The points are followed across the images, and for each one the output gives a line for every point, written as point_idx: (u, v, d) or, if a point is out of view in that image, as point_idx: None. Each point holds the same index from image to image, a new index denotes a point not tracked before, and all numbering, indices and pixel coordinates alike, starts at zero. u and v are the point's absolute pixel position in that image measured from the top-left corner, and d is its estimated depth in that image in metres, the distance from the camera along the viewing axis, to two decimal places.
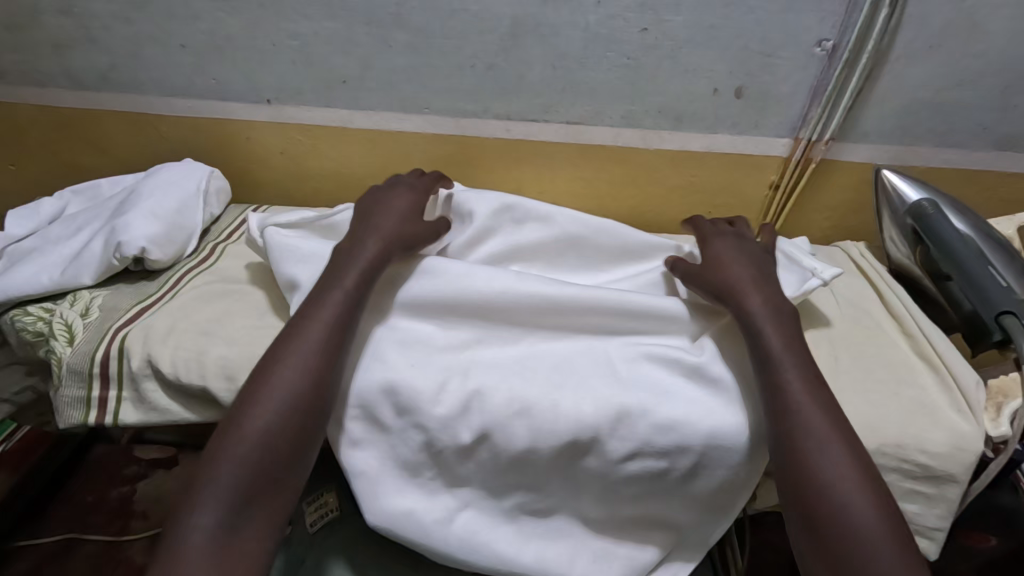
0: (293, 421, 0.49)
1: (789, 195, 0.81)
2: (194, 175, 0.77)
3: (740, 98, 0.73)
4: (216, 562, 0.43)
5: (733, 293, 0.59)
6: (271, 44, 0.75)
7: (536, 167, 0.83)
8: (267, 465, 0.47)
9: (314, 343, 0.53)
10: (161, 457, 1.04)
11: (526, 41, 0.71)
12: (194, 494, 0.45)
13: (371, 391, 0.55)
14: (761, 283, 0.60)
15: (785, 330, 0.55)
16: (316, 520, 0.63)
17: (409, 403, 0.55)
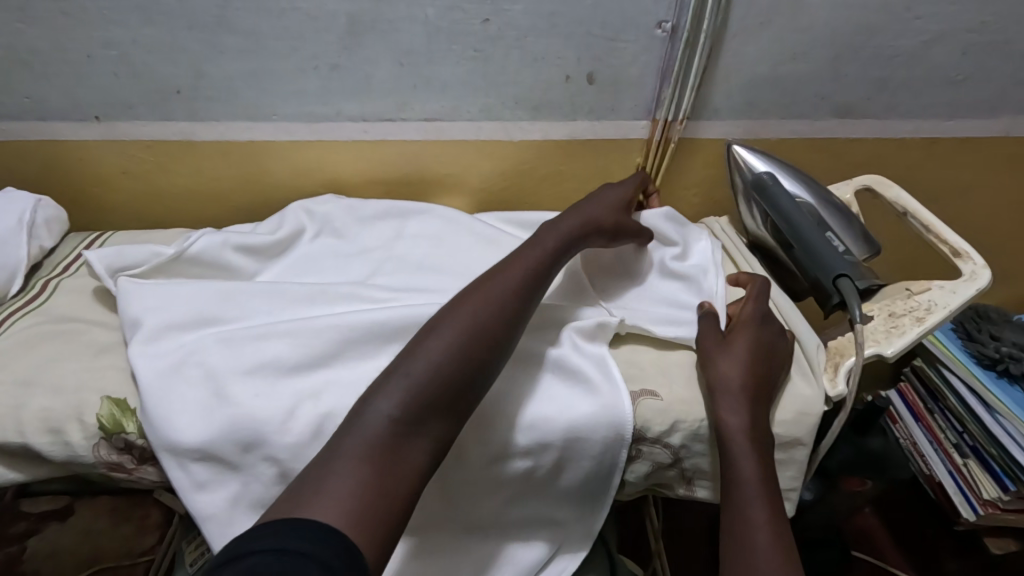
0: (472, 353, 0.48)
1: (655, 176, 0.83)
2: (16, 206, 0.69)
3: (592, 84, 0.73)
4: (377, 465, 0.42)
5: (729, 395, 0.53)
6: (84, 55, 0.68)
7: (404, 168, 0.81)
8: (434, 398, 0.46)
9: (507, 291, 0.53)
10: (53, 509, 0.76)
11: (365, 38, 0.68)
12: (389, 390, 0.46)
13: (210, 430, 0.51)
14: (758, 396, 0.53)
15: (763, 450, 0.51)
16: (196, 558, 0.65)
17: (255, 436, 0.51)
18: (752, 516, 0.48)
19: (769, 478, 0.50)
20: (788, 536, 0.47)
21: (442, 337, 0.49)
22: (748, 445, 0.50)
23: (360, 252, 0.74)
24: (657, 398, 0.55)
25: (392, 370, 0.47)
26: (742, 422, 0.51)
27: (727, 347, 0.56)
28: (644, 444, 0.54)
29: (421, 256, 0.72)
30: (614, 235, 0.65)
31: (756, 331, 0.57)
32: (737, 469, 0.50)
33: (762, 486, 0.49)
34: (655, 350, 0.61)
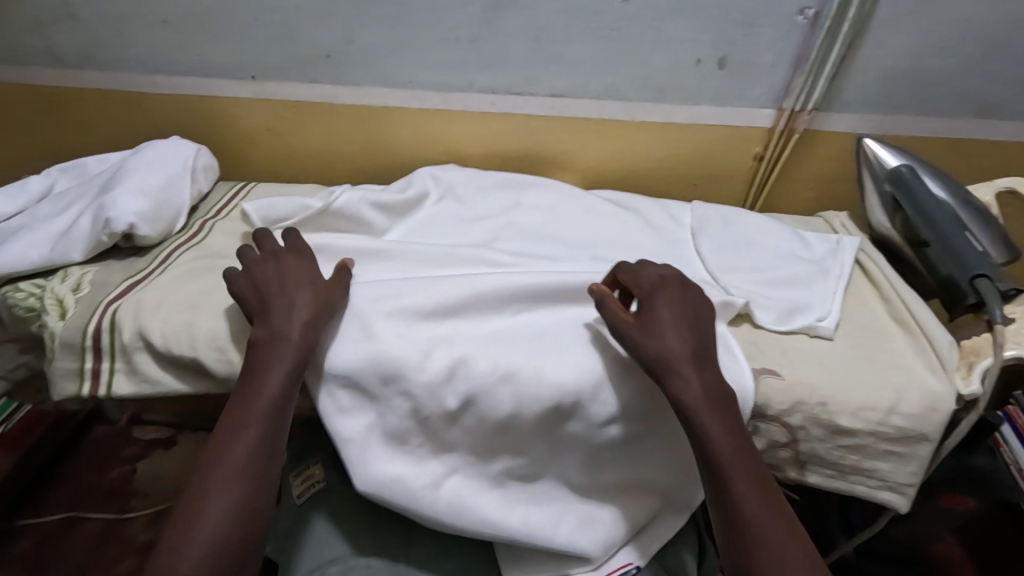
0: (267, 438, 0.51)
1: (774, 165, 0.82)
2: (181, 153, 0.77)
3: (723, 69, 0.74)
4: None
5: (675, 373, 0.51)
6: (251, 18, 0.75)
7: (524, 143, 0.83)
8: (253, 487, 0.49)
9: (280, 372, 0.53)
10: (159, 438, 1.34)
11: (506, 12, 0.71)
12: (199, 507, 0.48)
13: (355, 363, 0.56)
14: (700, 357, 0.52)
15: (731, 421, 0.50)
16: (303, 491, 0.66)
17: (393, 370, 0.56)
18: (734, 487, 0.47)
19: (740, 446, 0.49)
20: (772, 491, 0.48)
21: (256, 415, 0.52)
22: (710, 411, 0.50)
23: (480, 217, 0.77)
24: (778, 377, 0.56)
25: (224, 436, 0.51)
26: (693, 389, 0.50)
27: (648, 329, 0.53)
28: (762, 421, 0.55)
29: (538, 226, 0.75)
30: (264, 309, 0.57)
31: (662, 298, 0.55)
32: (709, 442, 0.49)
33: (734, 451, 0.49)
34: (776, 334, 0.61)
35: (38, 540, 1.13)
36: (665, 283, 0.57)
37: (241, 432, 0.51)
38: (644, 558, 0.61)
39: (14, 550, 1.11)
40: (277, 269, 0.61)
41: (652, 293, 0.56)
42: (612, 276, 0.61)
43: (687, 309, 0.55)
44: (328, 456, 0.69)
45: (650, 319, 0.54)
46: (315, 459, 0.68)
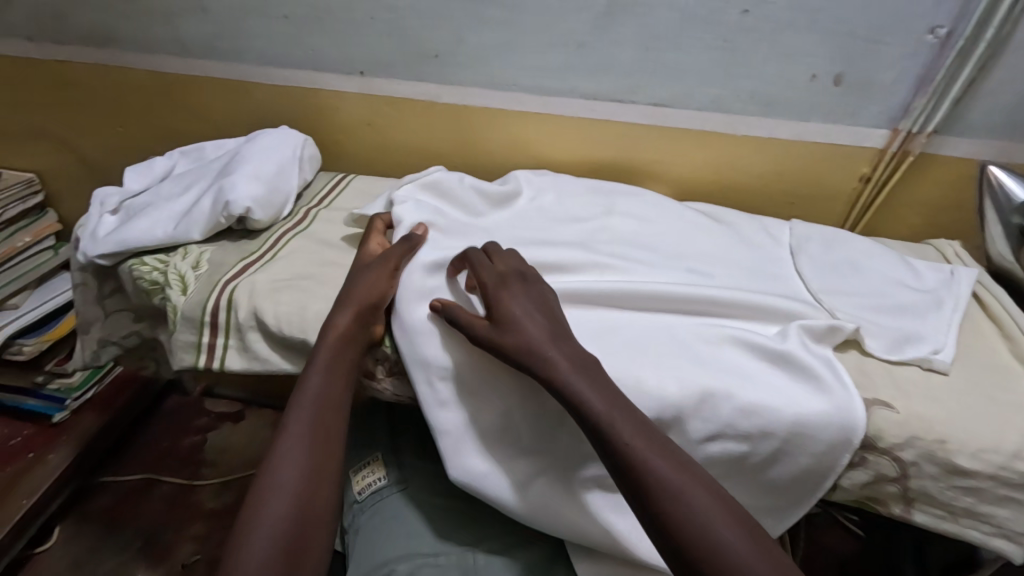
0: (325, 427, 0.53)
1: (881, 187, 0.79)
2: (290, 142, 0.81)
3: (838, 86, 0.72)
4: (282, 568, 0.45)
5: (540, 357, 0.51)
6: (369, 16, 0.78)
7: (619, 150, 0.83)
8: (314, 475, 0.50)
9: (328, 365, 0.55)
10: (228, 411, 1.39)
11: (620, 20, 0.71)
12: (264, 494, 0.48)
13: (463, 355, 0.57)
14: (557, 336, 0.54)
15: (605, 383, 0.50)
16: (363, 488, 0.68)
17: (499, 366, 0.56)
18: (620, 439, 0.47)
19: (610, 399, 0.49)
20: (659, 438, 0.48)
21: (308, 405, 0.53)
22: (584, 372, 0.50)
23: (577, 219, 0.76)
24: (892, 409, 0.54)
25: (278, 437, 0.52)
26: (563, 359, 0.51)
27: (501, 322, 0.54)
28: (870, 453, 0.54)
29: (633, 232, 0.74)
30: (338, 302, 0.60)
31: (507, 293, 0.57)
32: (584, 403, 0.48)
33: (609, 407, 0.48)
34: (885, 363, 0.59)
35: (117, 497, 1.20)
36: (505, 277, 0.59)
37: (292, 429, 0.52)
38: None
39: (95, 505, 1.19)
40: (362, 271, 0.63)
41: (497, 285, 0.58)
42: (459, 263, 0.61)
43: (526, 297, 0.57)
44: (388, 453, 0.71)
45: (504, 313, 0.54)
46: (376, 457, 0.70)
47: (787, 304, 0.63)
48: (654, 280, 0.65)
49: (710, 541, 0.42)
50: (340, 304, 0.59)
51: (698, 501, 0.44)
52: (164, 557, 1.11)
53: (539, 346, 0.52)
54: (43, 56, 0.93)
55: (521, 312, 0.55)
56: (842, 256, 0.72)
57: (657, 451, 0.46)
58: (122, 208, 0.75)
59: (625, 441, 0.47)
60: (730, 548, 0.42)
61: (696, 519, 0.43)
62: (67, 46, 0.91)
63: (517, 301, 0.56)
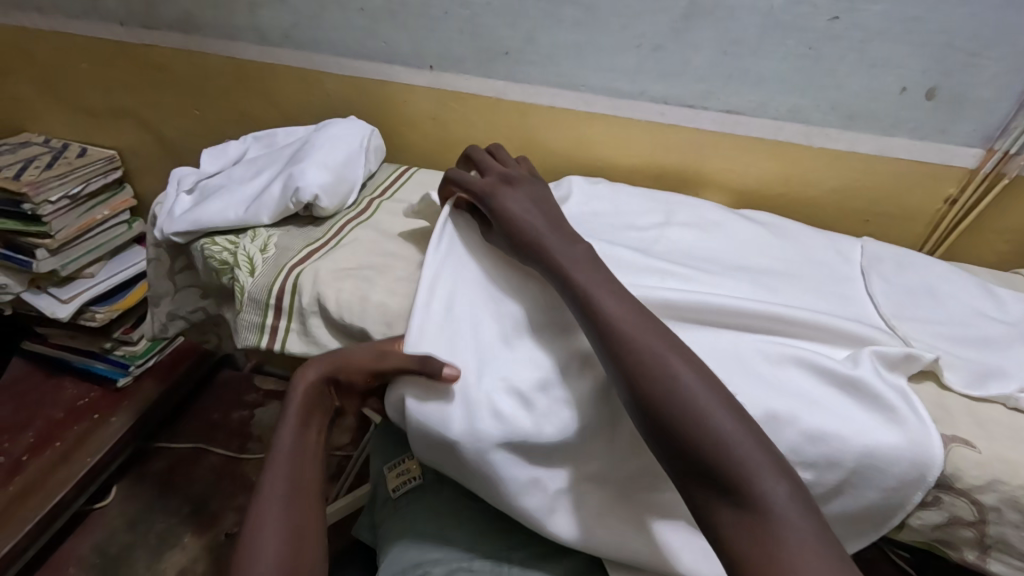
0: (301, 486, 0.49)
1: (968, 210, 0.74)
2: (358, 132, 0.82)
3: (930, 100, 0.68)
4: None
5: (537, 246, 0.57)
6: (443, 11, 0.78)
7: (685, 157, 0.80)
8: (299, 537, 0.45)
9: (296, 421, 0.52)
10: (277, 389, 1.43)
11: (698, 23, 0.70)
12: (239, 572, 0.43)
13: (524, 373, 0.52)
14: (554, 227, 0.59)
15: (593, 264, 0.55)
16: (399, 485, 0.69)
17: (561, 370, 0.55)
18: (603, 308, 0.50)
19: (607, 282, 0.53)
20: (646, 319, 0.50)
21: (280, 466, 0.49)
22: (577, 264, 0.54)
23: (639, 226, 0.74)
24: (973, 449, 0.51)
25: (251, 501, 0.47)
26: (564, 252, 0.56)
27: (503, 216, 0.60)
28: (946, 493, 0.51)
29: (696, 242, 0.71)
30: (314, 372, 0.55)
31: (504, 192, 0.63)
32: (572, 278, 0.53)
33: (593, 282, 0.52)
34: (966, 399, 0.55)
35: (170, 463, 1.26)
36: (509, 175, 0.66)
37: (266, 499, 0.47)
38: None
39: (150, 468, 1.25)
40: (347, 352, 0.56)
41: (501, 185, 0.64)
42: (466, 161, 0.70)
43: (531, 196, 0.63)
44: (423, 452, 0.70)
45: (504, 203, 0.61)
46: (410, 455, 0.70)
47: (860, 327, 0.60)
48: (719, 293, 0.63)
49: (693, 406, 0.43)
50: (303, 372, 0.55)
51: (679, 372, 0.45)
52: (209, 525, 1.15)
53: (539, 234, 0.58)
54: (132, 40, 0.98)
55: (522, 202, 0.62)
56: (918, 280, 0.67)
57: (640, 325, 0.49)
58: (197, 188, 0.78)
59: (608, 308, 0.50)
60: (706, 415, 0.42)
61: (675, 386, 0.44)
62: (154, 31, 0.96)
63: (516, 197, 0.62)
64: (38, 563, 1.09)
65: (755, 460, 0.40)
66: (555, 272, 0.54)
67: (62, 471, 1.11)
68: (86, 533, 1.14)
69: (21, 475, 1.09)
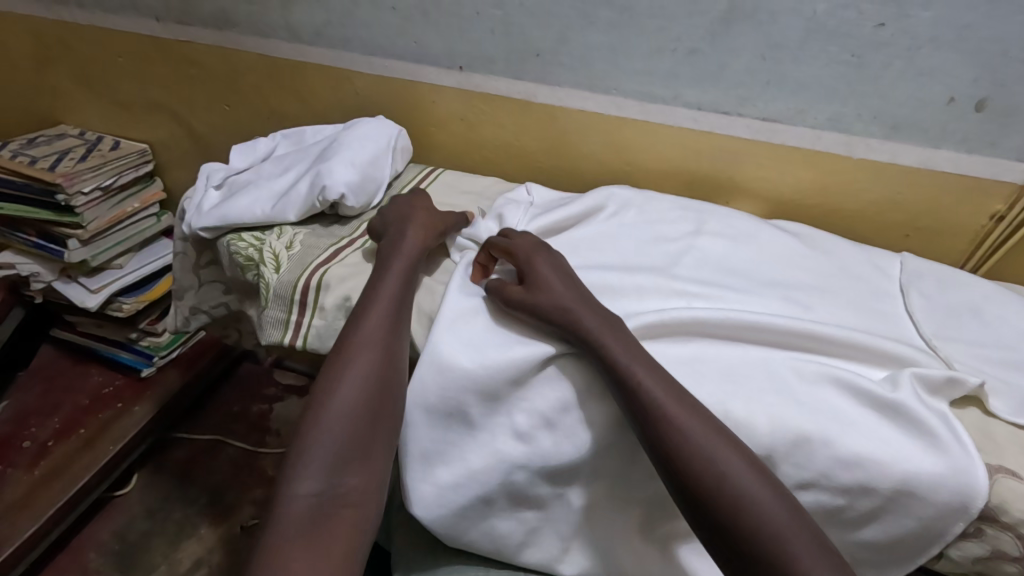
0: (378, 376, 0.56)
1: (1015, 228, 0.71)
2: (387, 132, 0.82)
3: (980, 112, 0.65)
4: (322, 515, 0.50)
5: (571, 320, 0.55)
6: (475, 12, 0.78)
7: (717, 165, 0.78)
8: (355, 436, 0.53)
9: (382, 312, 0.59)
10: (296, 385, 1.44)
11: (738, 28, 0.68)
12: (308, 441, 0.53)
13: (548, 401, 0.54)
14: (584, 299, 0.58)
15: (625, 333, 0.54)
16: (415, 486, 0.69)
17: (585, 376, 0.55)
18: (644, 388, 0.50)
19: (639, 352, 0.53)
20: (682, 393, 0.50)
21: (361, 353, 0.57)
22: (613, 337, 0.53)
23: (667, 233, 0.72)
24: (1019, 480, 0.48)
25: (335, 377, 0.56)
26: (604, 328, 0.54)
27: (536, 287, 0.58)
28: (989, 525, 0.48)
29: (726, 252, 0.69)
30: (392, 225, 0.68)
31: (539, 257, 0.61)
32: (610, 352, 0.52)
33: (630, 354, 0.52)
34: (1012, 428, 0.52)
35: (190, 453, 1.28)
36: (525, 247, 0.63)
37: (339, 394, 0.55)
38: None
39: (171, 458, 1.27)
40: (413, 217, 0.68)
41: (530, 251, 0.62)
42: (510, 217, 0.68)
43: (559, 260, 0.62)
44: None
45: (534, 276, 0.59)
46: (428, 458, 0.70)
47: (901, 347, 0.57)
48: (750, 309, 0.61)
49: (744, 498, 0.45)
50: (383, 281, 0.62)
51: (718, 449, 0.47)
52: (226, 517, 1.16)
53: (572, 307, 0.56)
54: (168, 36, 0.99)
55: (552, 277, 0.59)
56: (961, 299, 0.65)
57: (682, 403, 0.49)
58: (225, 183, 0.78)
59: (651, 387, 0.50)
60: (763, 512, 0.44)
61: (715, 462, 0.46)
62: (189, 27, 0.97)
63: (545, 262, 0.60)
64: (60, 547, 1.11)
65: (810, 552, 0.43)
66: (594, 348, 0.53)
67: (85, 457, 1.12)
68: (106, 519, 1.15)
69: (47, 460, 1.11)
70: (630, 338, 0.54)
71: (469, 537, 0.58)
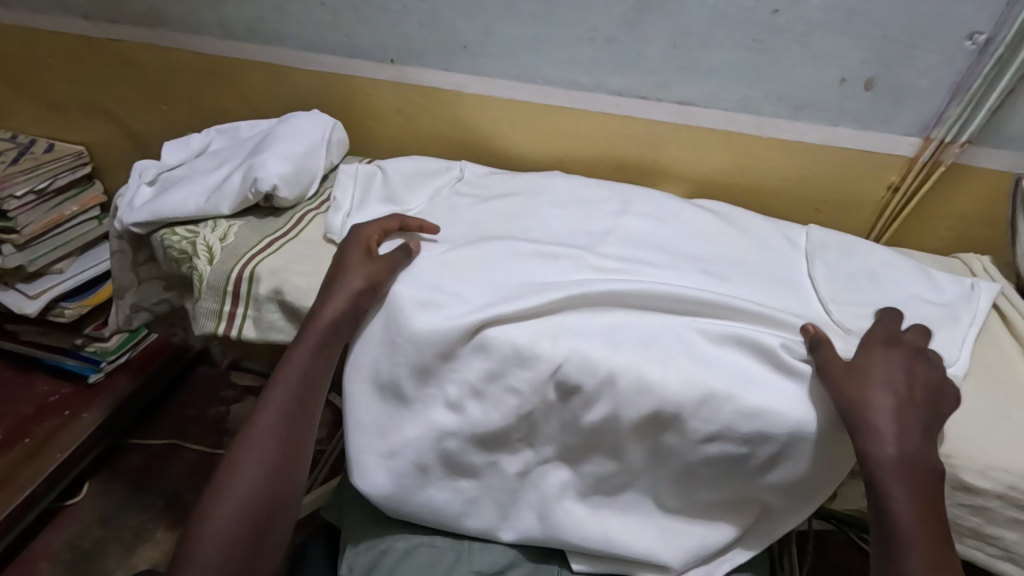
0: (281, 458, 0.54)
1: (910, 197, 0.77)
2: (321, 125, 0.83)
3: (870, 91, 0.71)
4: None
5: (864, 428, 0.50)
6: (403, 6, 0.80)
7: (641, 148, 0.83)
8: (249, 527, 0.51)
9: (292, 386, 0.58)
10: (252, 385, 1.43)
11: (650, 16, 0.72)
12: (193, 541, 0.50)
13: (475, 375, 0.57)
14: (904, 410, 0.51)
15: (918, 481, 0.48)
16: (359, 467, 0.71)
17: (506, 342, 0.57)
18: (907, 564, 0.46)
19: (923, 508, 0.48)
20: (943, 549, 0.47)
21: (265, 433, 0.55)
22: (900, 483, 0.48)
23: (593, 215, 0.75)
24: None
25: (232, 464, 0.53)
26: (888, 445, 0.49)
27: (859, 377, 0.53)
28: None
29: (649, 230, 0.73)
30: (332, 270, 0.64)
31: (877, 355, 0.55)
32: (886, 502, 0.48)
33: (913, 514, 0.47)
34: None
35: (144, 458, 1.26)
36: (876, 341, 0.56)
37: (242, 460, 0.54)
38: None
39: (124, 464, 1.25)
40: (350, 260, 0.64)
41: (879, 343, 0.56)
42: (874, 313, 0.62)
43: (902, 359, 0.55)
44: None
45: (862, 364, 0.54)
46: None
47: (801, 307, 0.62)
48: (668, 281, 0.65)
49: None
50: (297, 346, 0.59)
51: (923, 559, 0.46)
52: (181, 519, 1.16)
53: (875, 419, 0.50)
54: (98, 35, 0.98)
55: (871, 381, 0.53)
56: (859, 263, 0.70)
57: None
58: (158, 180, 0.79)
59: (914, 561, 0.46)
60: None
61: None
62: (121, 25, 0.96)
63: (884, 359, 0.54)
64: (8, 559, 1.08)
65: None
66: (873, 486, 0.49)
67: (30, 466, 1.10)
68: (57, 529, 1.14)
69: None
70: (926, 484, 0.49)
71: (409, 509, 0.60)
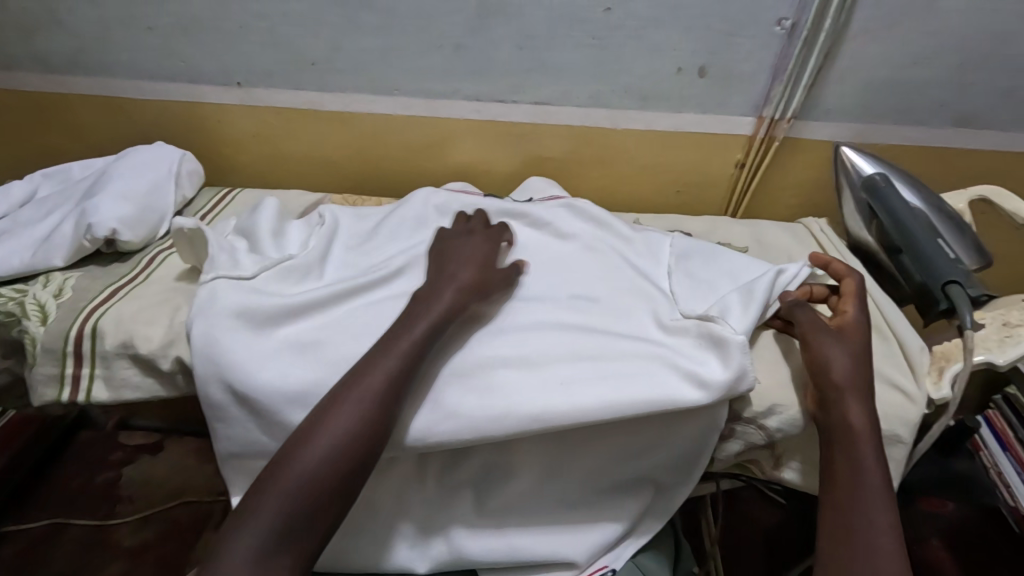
0: (350, 452, 0.46)
1: (755, 172, 0.83)
2: (166, 158, 0.77)
3: (704, 78, 0.76)
4: None
5: (840, 391, 0.53)
6: (238, 25, 0.76)
7: (509, 150, 0.84)
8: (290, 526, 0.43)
9: (379, 377, 0.49)
10: (146, 443, 1.13)
11: (492, 22, 0.72)
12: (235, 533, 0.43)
13: None
14: (869, 388, 0.54)
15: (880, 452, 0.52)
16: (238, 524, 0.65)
17: None
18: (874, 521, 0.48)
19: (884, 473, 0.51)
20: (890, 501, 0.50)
21: (331, 426, 0.47)
22: (863, 445, 0.51)
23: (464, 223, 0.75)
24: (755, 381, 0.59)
25: (285, 457, 0.45)
26: (859, 413, 0.52)
27: (838, 342, 0.56)
28: (738, 424, 0.58)
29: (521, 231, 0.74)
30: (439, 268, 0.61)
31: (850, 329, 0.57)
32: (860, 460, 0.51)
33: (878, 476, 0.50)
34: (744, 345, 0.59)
35: None
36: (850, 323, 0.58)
37: (303, 452, 0.45)
38: (619, 560, 0.60)
39: None
40: (464, 255, 0.63)
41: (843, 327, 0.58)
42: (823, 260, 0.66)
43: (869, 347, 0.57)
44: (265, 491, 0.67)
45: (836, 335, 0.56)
46: None
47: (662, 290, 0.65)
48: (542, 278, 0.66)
49: None
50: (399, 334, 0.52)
51: (879, 519, 0.48)
52: None
53: (850, 386, 0.53)
54: None
55: (843, 357, 0.55)
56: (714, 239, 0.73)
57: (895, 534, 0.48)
58: None
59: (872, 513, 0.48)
60: None
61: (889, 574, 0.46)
62: None
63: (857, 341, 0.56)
64: None
65: None
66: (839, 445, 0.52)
67: None
68: None
69: None
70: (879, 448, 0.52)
71: None
